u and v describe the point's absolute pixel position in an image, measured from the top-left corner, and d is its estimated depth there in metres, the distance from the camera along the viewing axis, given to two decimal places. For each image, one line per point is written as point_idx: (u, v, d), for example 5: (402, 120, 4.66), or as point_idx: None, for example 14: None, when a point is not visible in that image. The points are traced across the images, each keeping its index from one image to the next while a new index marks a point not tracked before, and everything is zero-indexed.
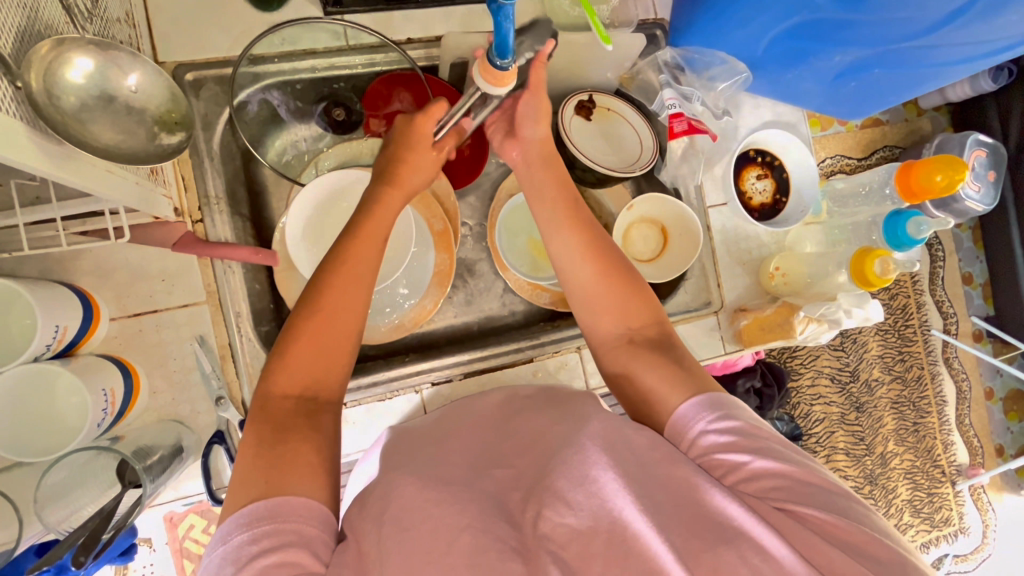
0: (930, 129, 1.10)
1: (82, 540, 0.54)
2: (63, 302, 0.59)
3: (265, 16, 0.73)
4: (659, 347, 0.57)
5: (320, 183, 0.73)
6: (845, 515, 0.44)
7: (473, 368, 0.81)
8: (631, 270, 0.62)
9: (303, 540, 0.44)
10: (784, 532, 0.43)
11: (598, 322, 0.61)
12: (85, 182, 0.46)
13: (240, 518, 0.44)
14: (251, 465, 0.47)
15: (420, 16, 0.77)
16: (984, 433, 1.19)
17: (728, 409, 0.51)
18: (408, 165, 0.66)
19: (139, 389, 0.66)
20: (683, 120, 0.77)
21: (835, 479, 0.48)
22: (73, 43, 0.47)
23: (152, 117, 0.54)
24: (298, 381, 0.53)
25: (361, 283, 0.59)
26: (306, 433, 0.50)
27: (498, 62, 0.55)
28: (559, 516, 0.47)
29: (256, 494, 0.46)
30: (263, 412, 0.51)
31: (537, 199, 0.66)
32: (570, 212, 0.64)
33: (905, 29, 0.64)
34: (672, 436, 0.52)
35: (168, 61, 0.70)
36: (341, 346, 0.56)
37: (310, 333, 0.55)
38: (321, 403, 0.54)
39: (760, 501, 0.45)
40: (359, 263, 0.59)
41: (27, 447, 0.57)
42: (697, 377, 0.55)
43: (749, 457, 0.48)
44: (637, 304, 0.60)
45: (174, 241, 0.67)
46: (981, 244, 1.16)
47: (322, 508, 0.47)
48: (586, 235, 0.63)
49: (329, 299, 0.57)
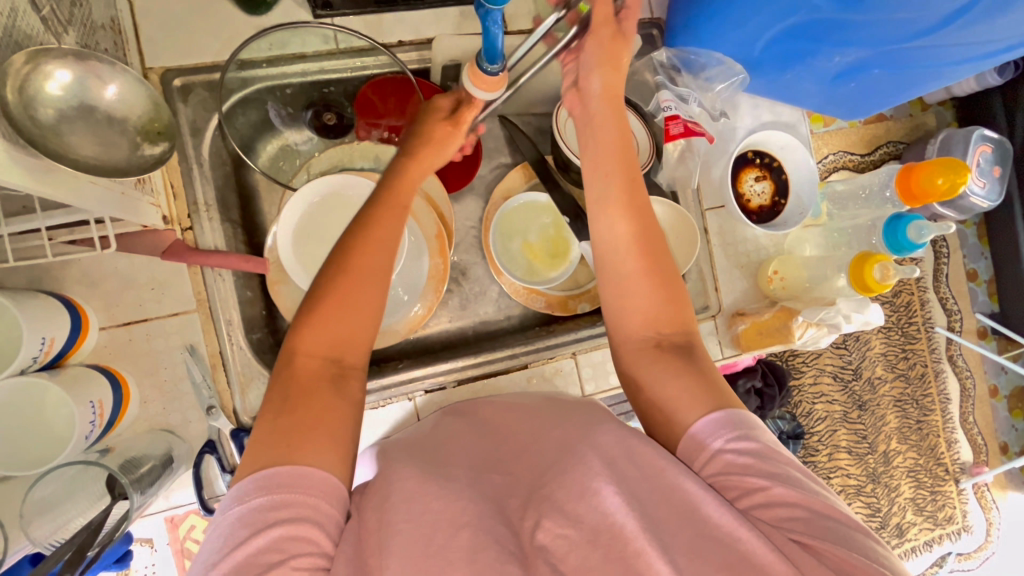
0: (934, 125, 1.08)
1: (70, 555, 0.54)
2: (49, 313, 0.58)
3: (255, 19, 0.72)
4: (684, 355, 0.56)
5: (322, 182, 0.73)
6: (864, 553, 0.42)
7: (467, 376, 0.80)
8: (670, 268, 0.60)
9: (318, 517, 0.44)
10: (798, 564, 0.42)
11: (625, 324, 0.59)
12: (71, 197, 0.46)
13: (260, 480, 0.44)
14: (268, 424, 0.47)
15: (411, 18, 0.75)
16: (987, 431, 1.18)
17: (747, 430, 0.50)
18: (428, 139, 0.63)
19: (128, 399, 0.65)
20: (679, 122, 0.74)
21: (853, 517, 0.46)
22: (49, 55, 0.46)
23: (134, 127, 0.53)
24: (325, 342, 0.52)
25: (386, 246, 0.57)
26: (323, 395, 0.49)
27: (487, 67, 0.54)
28: (555, 527, 0.46)
29: (275, 455, 0.45)
30: (289, 371, 0.51)
31: (598, 154, 0.61)
32: (627, 195, 0.60)
33: (904, 31, 0.62)
34: (685, 455, 0.51)
35: (155, 67, 0.69)
36: (363, 311, 0.54)
37: (338, 292, 0.53)
38: (344, 366, 0.52)
39: (775, 530, 0.44)
40: (387, 227, 0.57)
41: (15, 460, 0.57)
42: (720, 393, 0.53)
43: (767, 482, 0.46)
44: (670, 308, 0.58)
45: (163, 249, 0.66)
46: (986, 240, 1.14)
47: (341, 487, 0.46)
48: (638, 222, 0.59)
49: (353, 266, 0.54)
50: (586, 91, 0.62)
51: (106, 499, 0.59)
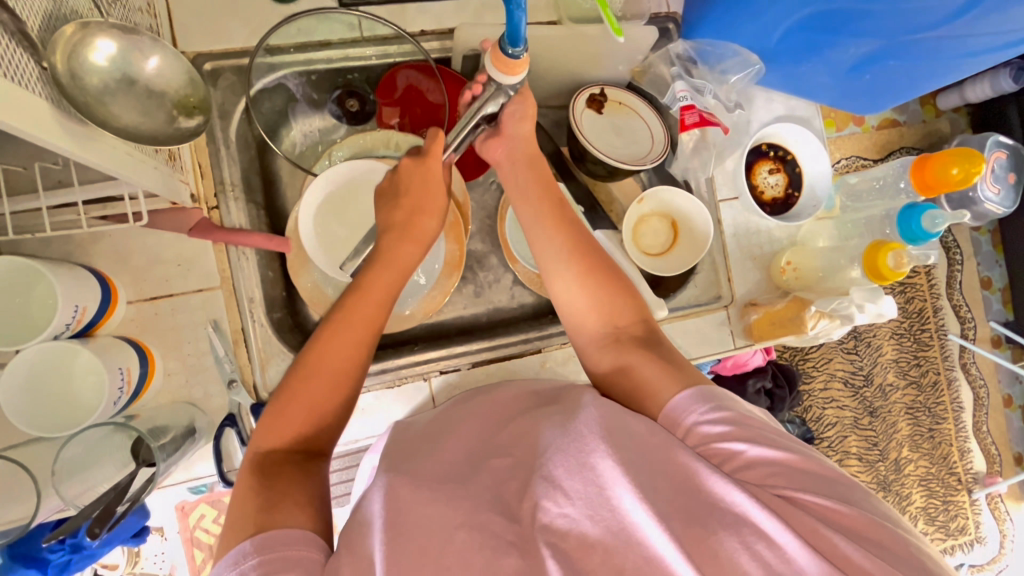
0: (948, 131, 1.08)
1: (98, 511, 0.56)
2: (82, 283, 0.61)
3: (283, 8, 0.74)
4: (645, 344, 0.59)
5: (364, 162, 0.76)
6: (845, 501, 0.46)
7: (481, 358, 0.81)
8: (614, 270, 0.65)
9: (293, 564, 0.44)
10: (785, 517, 0.44)
11: (582, 325, 0.63)
12: (108, 163, 0.48)
13: (230, 558, 0.45)
14: (243, 507, 0.48)
15: (434, 9, 0.78)
16: (1000, 440, 1.18)
17: (719, 401, 0.52)
18: (423, 211, 0.67)
19: (153, 372, 0.67)
20: (694, 112, 0.77)
21: (828, 464, 0.49)
22: (97, 27, 0.49)
23: (172, 100, 0.55)
24: (292, 428, 0.55)
25: (368, 326, 0.60)
26: (291, 476, 0.52)
27: (510, 50, 0.56)
28: (554, 508, 0.48)
29: (248, 532, 0.46)
30: (258, 461, 0.53)
31: (522, 201, 0.68)
32: (552, 216, 0.66)
33: (919, 20, 0.63)
34: (667, 422, 0.53)
35: (188, 50, 0.71)
36: (332, 393, 0.57)
37: (306, 377, 0.57)
38: (310, 454, 0.55)
39: (760, 488, 0.46)
40: (364, 301, 0.61)
41: (44, 423, 0.59)
42: (688, 374, 0.56)
43: (745, 445, 0.48)
44: (622, 305, 0.62)
45: (191, 225, 0.68)
46: (1000, 247, 1.15)
47: (314, 536, 0.47)
48: (571, 235, 0.65)
49: (322, 357, 0.57)
50: (508, 135, 0.69)
51: (130, 466, 0.62)
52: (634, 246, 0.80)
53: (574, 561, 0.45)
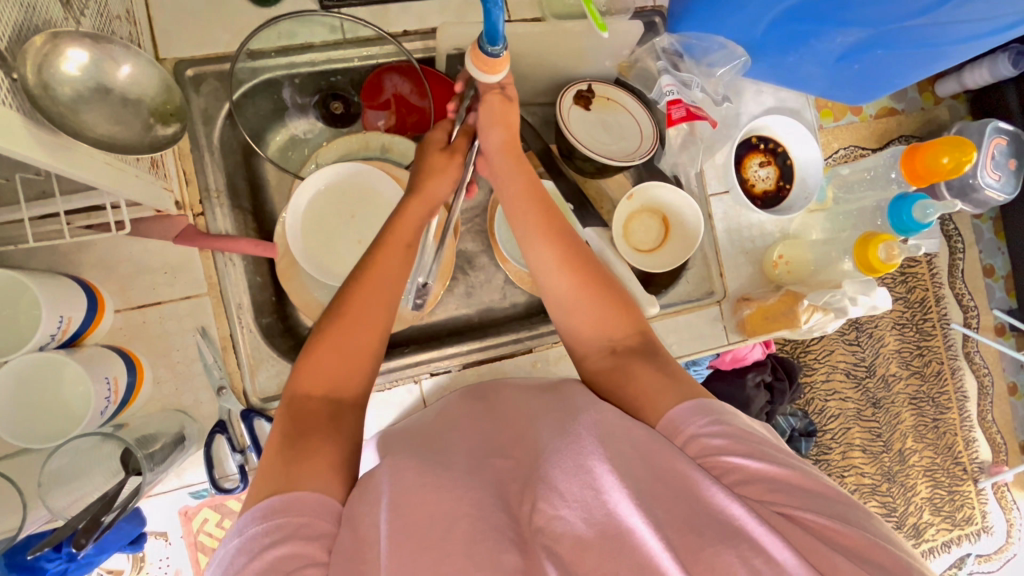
0: (948, 118, 1.06)
1: (84, 523, 0.55)
2: (68, 293, 0.61)
3: (262, 11, 0.73)
4: (640, 355, 0.58)
5: (357, 168, 0.76)
6: (846, 520, 0.44)
7: (471, 359, 0.81)
8: (609, 278, 0.63)
9: (313, 534, 0.45)
10: (786, 535, 0.43)
11: (580, 338, 0.62)
12: (84, 173, 0.48)
13: (257, 510, 0.45)
14: (270, 464, 0.49)
15: (416, 8, 0.77)
16: (1007, 429, 1.17)
17: (718, 414, 0.50)
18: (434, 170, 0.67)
19: (142, 382, 0.67)
20: (681, 106, 0.75)
21: (830, 483, 0.48)
22: (68, 37, 0.49)
23: (148, 108, 0.56)
24: (321, 383, 0.55)
25: (392, 281, 0.61)
26: (324, 430, 0.52)
27: (488, 48, 0.54)
28: (549, 509, 0.48)
29: (275, 487, 0.47)
30: (291, 413, 0.53)
31: (510, 203, 0.66)
32: (545, 224, 0.64)
33: (906, 7, 0.63)
34: (666, 432, 0.51)
35: (169, 57, 0.71)
36: (362, 336, 0.57)
37: (336, 332, 0.57)
38: (343, 404, 0.55)
39: (761, 505, 0.45)
40: (385, 260, 0.62)
41: (34, 433, 0.60)
42: (687, 386, 0.54)
43: (747, 460, 0.47)
44: (619, 317, 0.61)
45: (176, 234, 0.68)
46: (1002, 235, 1.13)
47: (335, 505, 0.48)
48: (564, 248, 0.63)
49: (354, 305, 0.58)
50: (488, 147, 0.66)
51: (120, 475, 0.62)
52: (625, 244, 0.80)
53: (568, 563, 0.44)
